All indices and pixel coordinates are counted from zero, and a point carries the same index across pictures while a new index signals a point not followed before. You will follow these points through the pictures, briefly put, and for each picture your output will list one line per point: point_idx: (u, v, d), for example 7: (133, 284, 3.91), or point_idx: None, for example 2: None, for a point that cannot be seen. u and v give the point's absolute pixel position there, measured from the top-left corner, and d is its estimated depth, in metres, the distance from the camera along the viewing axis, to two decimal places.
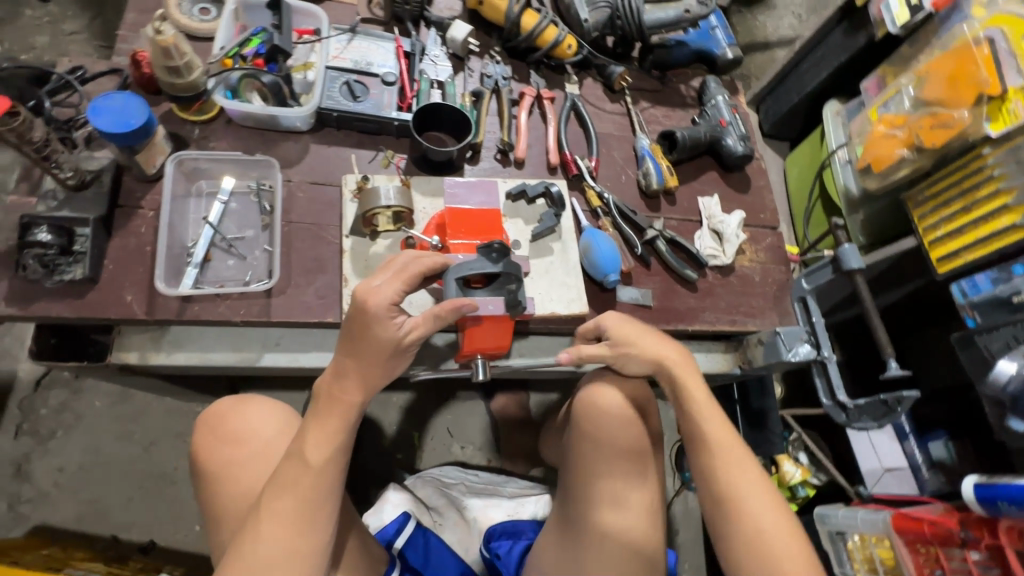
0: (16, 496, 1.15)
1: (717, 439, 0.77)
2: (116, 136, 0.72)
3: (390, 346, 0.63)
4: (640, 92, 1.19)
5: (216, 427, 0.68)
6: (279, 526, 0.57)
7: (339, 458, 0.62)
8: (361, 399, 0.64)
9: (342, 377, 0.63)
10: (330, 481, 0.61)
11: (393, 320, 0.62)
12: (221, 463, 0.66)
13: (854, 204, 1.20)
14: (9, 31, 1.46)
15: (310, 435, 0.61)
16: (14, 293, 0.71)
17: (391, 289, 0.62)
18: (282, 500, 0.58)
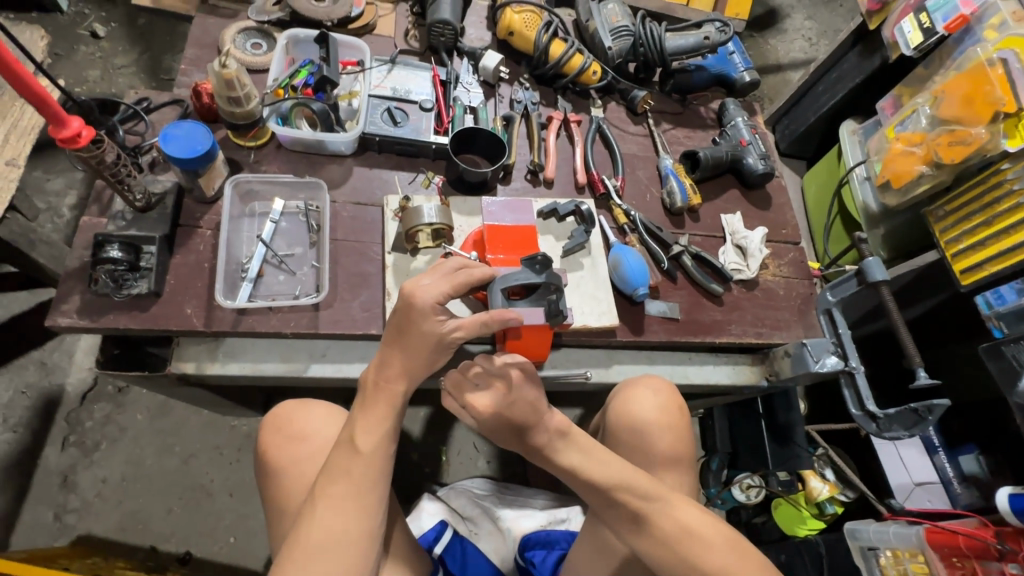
0: (62, 506, 1.19)
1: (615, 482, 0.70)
2: (183, 161, 0.78)
3: (434, 340, 0.67)
4: (662, 114, 1.24)
5: (279, 427, 0.74)
6: (332, 509, 0.60)
7: (386, 445, 0.65)
8: (405, 387, 0.67)
9: (385, 368, 0.66)
10: (379, 468, 0.63)
11: (438, 317, 0.66)
12: (284, 458, 0.71)
13: (875, 219, 1.24)
14: (65, 66, 1.56)
15: (358, 424, 0.65)
16: (86, 307, 0.77)
17: (438, 288, 0.66)
18: (335, 485, 0.62)
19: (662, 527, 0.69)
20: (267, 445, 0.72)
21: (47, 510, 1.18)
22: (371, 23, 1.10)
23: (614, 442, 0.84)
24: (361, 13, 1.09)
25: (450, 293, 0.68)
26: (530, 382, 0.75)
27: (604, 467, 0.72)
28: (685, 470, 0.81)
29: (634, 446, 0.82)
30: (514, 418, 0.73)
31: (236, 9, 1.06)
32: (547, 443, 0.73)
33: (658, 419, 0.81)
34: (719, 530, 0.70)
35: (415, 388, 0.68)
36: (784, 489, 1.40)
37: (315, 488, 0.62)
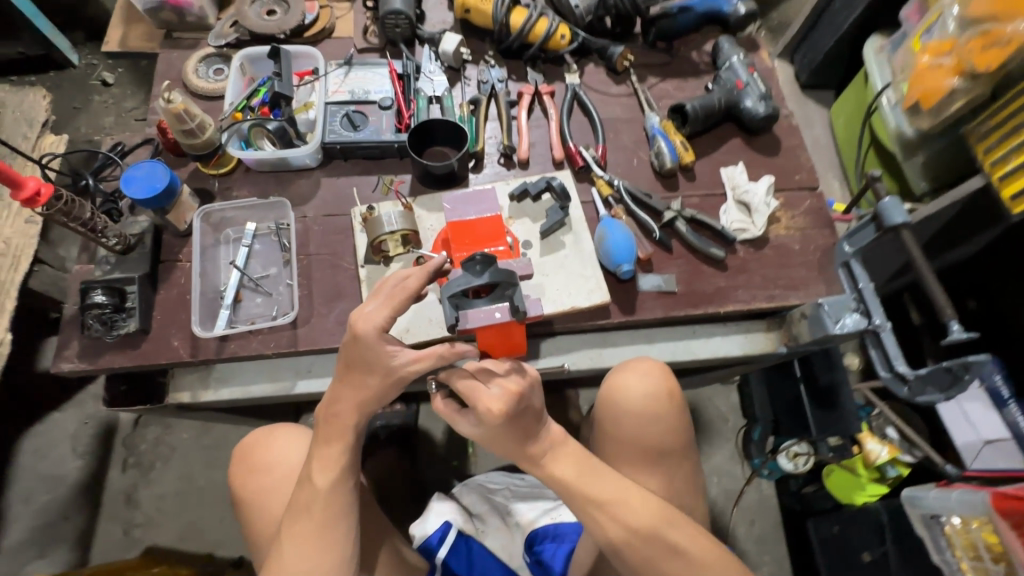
0: (129, 521, 1.31)
1: (610, 493, 0.69)
2: (147, 202, 0.80)
3: (381, 373, 0.64)
4: (647, 68, 1.13)
5: (250, 456, 0.76)
6: (299, 545, 0.64)
7: (344, 478, 0.67)
8: (356, 421, 0.67)
9: (335, 404, 0.67)
10: (339, 501, 0.66)
11: (387, 348, 0.63)
12: (254, 491, 0.74)
13: (911, 145, 1.08)
14: (84, 117, 1.66)
15: (316, 462, 0.67)
16: (85, 350, 0.82)
17: (380, 315, 0.63)
18: (300, 522, 0.65)
19: (635, 542, 0.67)
20: (237, 480, 0.75)
21: (118, 526, 1.31)
22: (328, 27, 1.08)
23: (601, 432, 0.80)
24: (315, 18, 1.06)
25: (393, 317, 0.64)
26: (539, 387, 0.68)
27: (597, 480, 0.69)
28: (676, 461, 0.77)
29: (620, 438, 0.78)
30: (517, 426, 0.67)
31: (197, 37, 1.07)
32: (542, 453, 0.70)
33: (648, 409, 0.76)
34: (705, 546, 0.68)
35: (367, 420, 0.68)
36: (836, 455, 1.27)
37: (282, 527, 0.66)
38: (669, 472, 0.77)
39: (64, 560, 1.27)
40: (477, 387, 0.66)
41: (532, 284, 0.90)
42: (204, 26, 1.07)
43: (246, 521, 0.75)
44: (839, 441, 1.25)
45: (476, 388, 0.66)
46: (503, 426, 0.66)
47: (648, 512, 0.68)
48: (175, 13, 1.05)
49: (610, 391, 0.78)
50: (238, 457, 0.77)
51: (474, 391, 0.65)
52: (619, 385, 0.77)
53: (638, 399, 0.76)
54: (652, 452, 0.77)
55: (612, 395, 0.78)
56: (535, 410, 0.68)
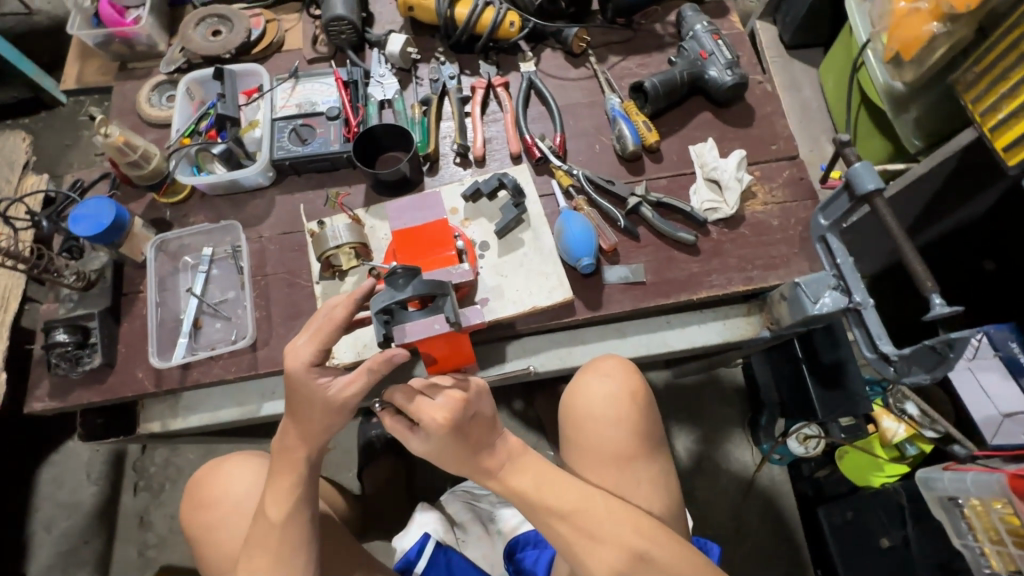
0: (144, 543, 1.35)
1: (571, 502, 0.65)
2: (95, 238, 0.81)
3: (321, 405, 0.64)
4: (607, 47, 1.07)
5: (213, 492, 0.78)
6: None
7: (300, 509, 0.67)
8: (307, 451, 0.67)
9: (286, 435, 0.67)
10: (296, 534, 0.66)
11: (317, 380, 0.63)
12: (204, 525, 0.78)
13: (902, 101, 0.98)
14: (74, 152, 1.70)
15: (270, 495, 0.67)
16: (55, 389, 0.83)
17: (307, 349, 0.64)
18: (258, 557, 0.65)
19: (598, 553, 0.63)
20: (187, 514, 0.79)
21: (133, 548, 1.35)
22: (276, 41, 1.06)
23: (567, 439, 0.78)
24: (262, 33, 1.05)
25: (321, 351, 0.65)
26: (488, 395, 0.66)
27: (555, 489, 0.66)
28: (646, 465, 0.74)
29: (585, 443, 0.76)
30: (467, 438, 0.64)
31: (150, 66, 1.07)
32: (499, 465, 0.67)
33: (612, 410, 0.75)
34: (678, 551, 0.64)
35: (320, 449, 0.68)
36: (849, 436, 1.19)
37: (241, 563, 0.66)
38: (638, 479, 0.73)
39: None
40: (420, 402, 0.63)
41: (490, 287, 0.86)
42: (156, 54, 1.07)
43: (199, 553, 0.78)
44: (850, 421, 1.17)
45: (420, 402, 0.63)
46: (451, 439, 0.63)
47: (613, 520, 0.64)
48: (126, 44, 1.05)
49: (576, 392, 0.78)
50: (188, 493, 0.81)
51: (420, 401, 0.63)
52: (585, 383, 0.77)
53: (602, 398, 0.75)
54: (620, 458, 0.74)
55: (577, 397, 0.77)
56: (483, 418, 0.65)
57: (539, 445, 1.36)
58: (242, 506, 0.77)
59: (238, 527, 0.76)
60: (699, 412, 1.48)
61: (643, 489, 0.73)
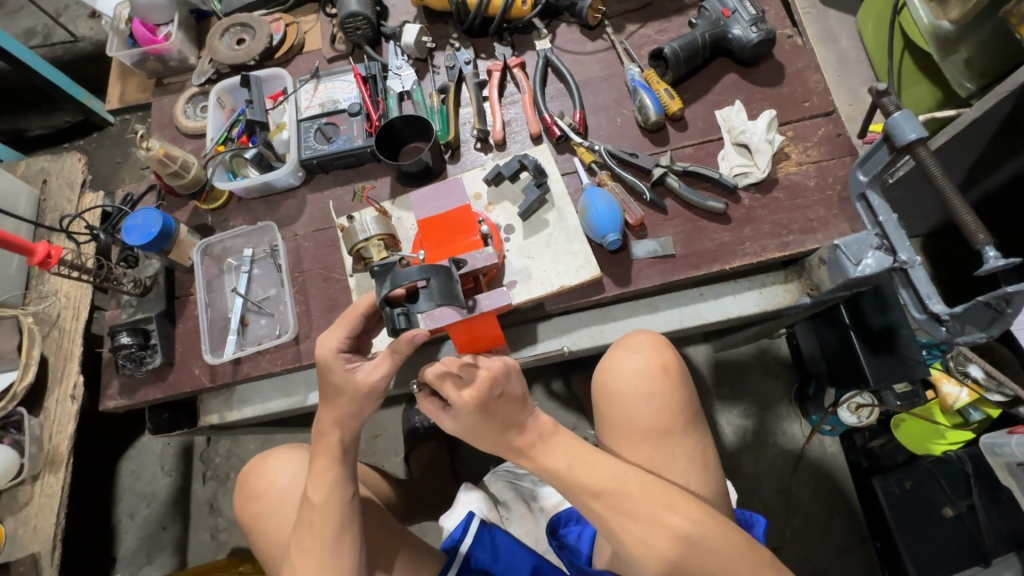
0: (215, 527, 1.46)
1: (607, 480, 0.65)
2: (147, 246, 0.87)
3: (352, 391, 0.67)
4: (624, 15, 1.04)
5: (255, 486, 0.81)
6: (307, 561, 0.66)
7: (339, 490, 0.68)
8: (341, 434, 0.69)
9: (321, 420, 0.70)
10: (338, 513, 0.67)
11: (342, 364, 0.68)
12: (250, 515, 0.80)
13: (949, 42, 0.93)
14: (127, 168, 1.81)
15: (311, 478, 0.69)
16: (124, 387, 0.90)
17: (334, 336, 0.70)
18: (306, 538, 0.67)
19: (636, 530, 0.63)
20: (238, 506, 0.82)
21: (206, 532, 1.46)
22: (296, 44, 1.09)
23: (601, 417, 0.79)
24: (282, 38, 1.08)
25: (349, 337, 0.71)
26: (516, 374, 0.66)
27: (590, 468, 0.66)
28: (682, 440, 0.74)
29: (619, 420, 0.76)
30: (498, 416, 0.65)
31: (183, 80, 1.12)
32: (530, 444, 0.67)
33: (645, 385, 0.75)
34: (714, 525, 0.64)
35: (354, 433, 0.70)
36: (905, 404, 1.13)
37: (291, 545, 0.68)
38: (675, 454, 0.73)
39: (168, 563, 1.45)
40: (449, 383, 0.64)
41: (517, 269, 0.87)
42: (188, 68, 1.12)
43: (253, 544, 0.81)
44: (907, 387, 1.13)
45: (448, 385, 0.65)
46: (483, 415, 0.65)
47: (648, 498, 0.65)
48: (160, 61, 1.11)
49: (607, 370, 0.78)
50: (238, 487, 0.83)
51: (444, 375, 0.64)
52: (617, 361, 0.77)
53: (633, 375, 0.76)
54: (654, 434, 0.74)
55: (608, 376, 0.77)
56: (507, 396, 0.66)
57: (579, 425, 1.36)
58: (288, 497, 0.78)
59: (285, 517, 0.78)
60: (742, 385, 1.45)
61: (680, 464, 0.73)
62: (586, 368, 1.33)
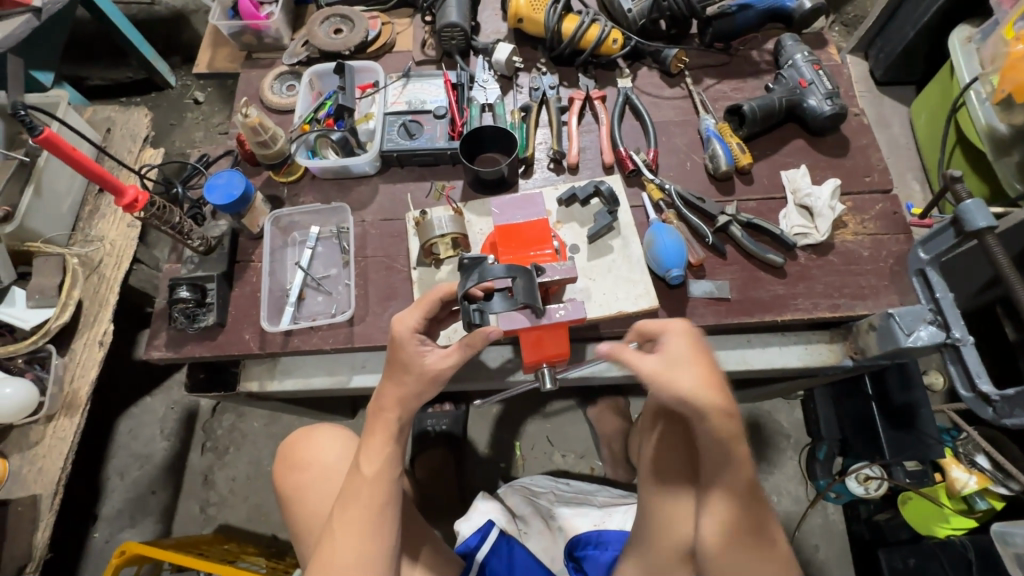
0: (205, 500, 1.43)
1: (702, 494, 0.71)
2: (225, 207, 0.89)
3: (417, 372, 0.69)
4: (703, 69, 1.10)
5: (297, 458, 0.83)
6: (347, 533, 0.66)
7: (390, 469, 0.69)
8: (400, 414, 0.69)
9: (381, 399, 0.70)
10: (386, 492, 0.68)
11: (419, 346, 0.69)
12: (293, 486, 0.82)
13: (1004, 144, 0.99)
14: (178, 132, 1.84)
15: (364, 452, 0.69)
16: (171, 340, 0.91)
17: (411, 317, 0.71)
18: (348, 510, 0.67)
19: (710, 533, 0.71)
20: (279, 475, 0.84)
21: (195, 503, 1.43)
22: (389, 42, 1.14)
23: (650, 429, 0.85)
24: (377, 34, 1.13)
25: (424, 320, 0.72)
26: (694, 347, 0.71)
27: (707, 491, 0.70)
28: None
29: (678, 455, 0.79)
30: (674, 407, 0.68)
31: (273, 57, 1.16)
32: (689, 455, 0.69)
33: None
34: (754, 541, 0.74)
35: (410, 414, 0.70)
36: (914, 481, 1.16)
37: (333, 518, 0.68)
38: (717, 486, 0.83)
39: (151, 530, 1.41)
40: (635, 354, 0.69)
41: (577, 288, 0.89)
42: (280, 47, 1.16)
43: (287, 514, 0.82)
44: (917, 465, 1.16)
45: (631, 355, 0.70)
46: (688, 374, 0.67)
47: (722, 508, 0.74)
48: (255, 36, 1.15)
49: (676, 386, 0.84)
50: (279, 456, 0.85)
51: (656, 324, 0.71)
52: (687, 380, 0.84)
53: None
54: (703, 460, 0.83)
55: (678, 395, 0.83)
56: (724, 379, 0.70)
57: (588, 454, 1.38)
58: (335, 472, 0.80)
59: (328, 490, 0.80)
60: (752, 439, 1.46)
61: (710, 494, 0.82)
62: (607, 399, 1.35)
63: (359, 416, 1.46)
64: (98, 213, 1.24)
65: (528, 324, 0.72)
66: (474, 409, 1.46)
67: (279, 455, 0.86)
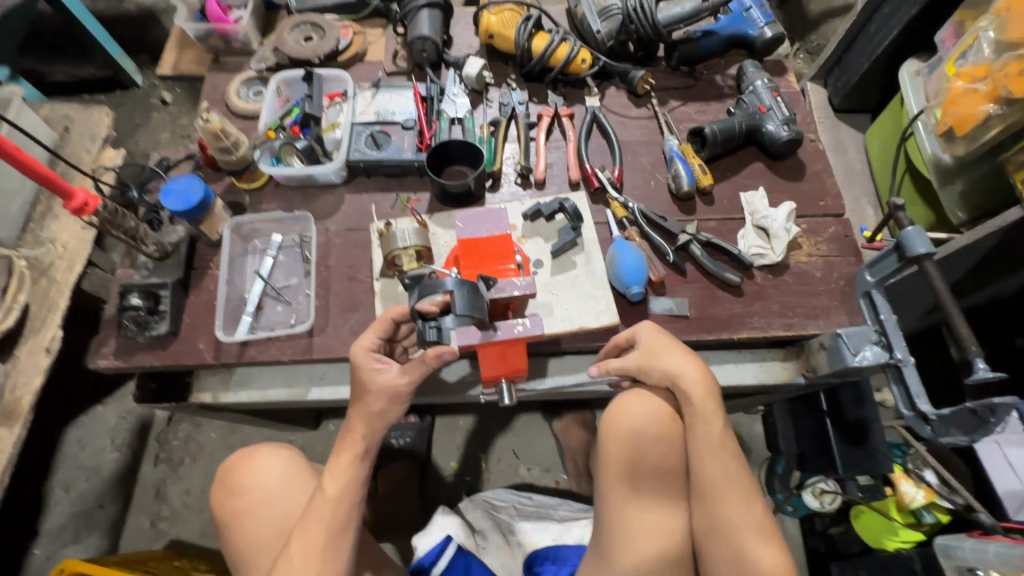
0: (157, 514, 1.38)
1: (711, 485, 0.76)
2: (183, 213, 0.87)
3: (378, 392, 0.69)
4: (668, 91, 1.13)
5: (235, 480, 0.78)
6: (307, 555, 0.66)
7: (352, 490, 0.69)
8: (366, 438, 0.70)
9: (350, 421, 0.71)
10: (347, 513, 0.68)
11: (373, 363, 0.70)
12: (232, 510, 0.76)
13: (947, 173, 1.04)
14: (143, 133, 1.79)
15: (329, 472, 0.70)
16: (120, 348, 0.88)
17: (368, 338, 0.72)
18: (309, 532, 0.67)
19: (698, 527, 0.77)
20: (215, 502, 0.78)
21: (146, 518, 1.38)
22: (360, 52, 1.14)
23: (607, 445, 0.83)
24: (349, 44, 1.13)
25: (382, 340, 0.73)
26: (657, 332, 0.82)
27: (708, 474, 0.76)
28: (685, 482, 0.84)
29: (647, 468, 0.80)
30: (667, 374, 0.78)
31: (241, 61, 1.15)
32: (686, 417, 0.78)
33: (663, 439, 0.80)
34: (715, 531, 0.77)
35: (377, 436, 0.71)
36: (866, 495, 1.21)
37: (291, 538, 0.67)
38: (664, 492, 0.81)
39: (96, 546, 1.35)
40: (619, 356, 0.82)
41: (540, 302, 0.90)
42: (248, 51, 1.15)
43: (226, 544, 0.77)
44: (868, 480, 1.20)
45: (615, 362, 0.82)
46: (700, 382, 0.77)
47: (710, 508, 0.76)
48: (223, 40, 1.13)
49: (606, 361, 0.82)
50: (216, 481, 0.79)
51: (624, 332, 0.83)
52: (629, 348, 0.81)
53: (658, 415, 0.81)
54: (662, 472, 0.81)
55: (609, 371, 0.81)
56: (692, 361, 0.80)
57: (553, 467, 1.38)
58: (278, 496, 0.76)
59: (269, 515, 0.75)
60: None
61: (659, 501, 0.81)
62: (572, 412, 1.36)
63: (322, 427, 1.43)
64: (51, 213, 1.20)
65: (478, 339, 0.70)
66: (441, 421, 1.45)
67: (216, 476, 0.80)
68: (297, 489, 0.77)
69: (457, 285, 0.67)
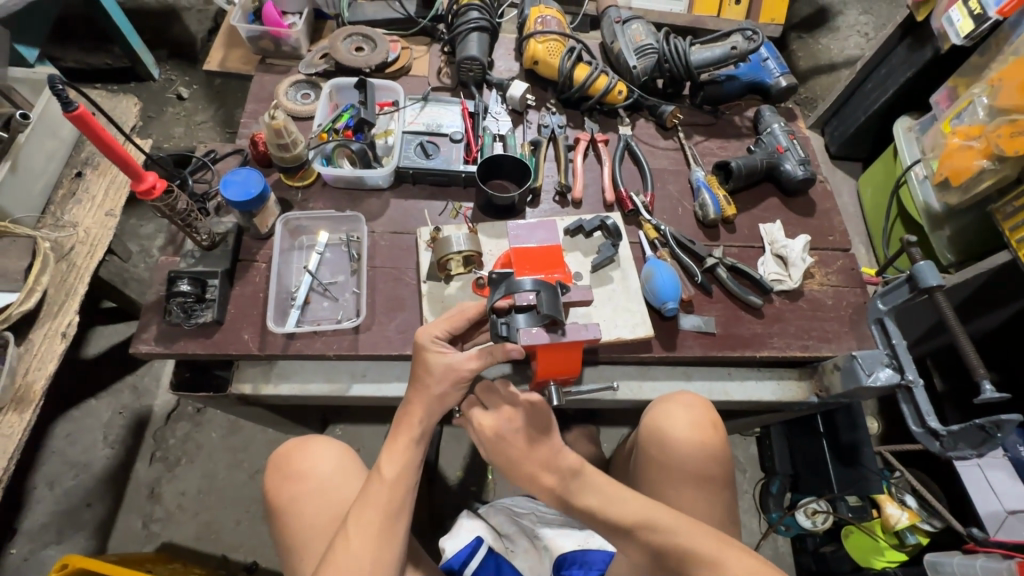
0: (149, 515, 1.33)
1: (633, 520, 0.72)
2: (238, 204, 0.88)
3: (443, 376, 0.72)
4: (693, 127, 1.22)
5: (287, 468, 0.79)
6: (366, 536, 0.67)
7: (409, 474, 0.71)
8: (423, 426, 0.72)
9: (409, 404, 0.73)
10: (401, 498, 0.70)
11: (438, 347, 0.73)
12: (286, 498, 0.78)
13: (938, 220, 1.17)
14: (156, 126, 1.78)
15: (385, 455, 0.71)
16: (162, 334, 0.87)
17: (437, 328, 0.74)
18: (366, 514, 0.68)
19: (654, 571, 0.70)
20: (270, 488, 0.79)
21: (138, 519, 1.32)
22: (407, 65, 1.19)
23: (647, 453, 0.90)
24: (397, 57, 1.18)
25: (450, 332, 0.75)
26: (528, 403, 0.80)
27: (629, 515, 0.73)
28: (716, 490, 0.86)
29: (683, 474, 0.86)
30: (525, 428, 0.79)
31: (288, 65, 1.18)
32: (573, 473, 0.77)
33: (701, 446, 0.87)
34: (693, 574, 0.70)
35: (433, 421, 0.73)
36: (856, 516, 1.26)
37: (349, 519, 0.68)
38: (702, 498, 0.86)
39: (82, 547, 1.28)
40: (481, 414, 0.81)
41: (581, 313, 0.95)
42: (297, 56, 1.18)
43: (278, 529, 0.78)
44: (857, 500, 1.27)
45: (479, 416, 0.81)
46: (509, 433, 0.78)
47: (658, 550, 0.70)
48: (273, 42, 1.17)
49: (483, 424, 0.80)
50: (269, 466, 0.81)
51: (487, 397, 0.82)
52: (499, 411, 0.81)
53: (693, 427, 0.87)
54: (701, 478, 0.86)
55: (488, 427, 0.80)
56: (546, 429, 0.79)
57: None
58: (331, 483, 0.78)
59: (321, 501, 0.77)
60: None
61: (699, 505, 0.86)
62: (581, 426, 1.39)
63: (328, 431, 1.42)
64: (73, 197, 1.18)
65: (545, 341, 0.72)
66: (449, 430, 1.46)
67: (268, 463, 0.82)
68: (348, 477, 0.79)
69: (535, 288, 0.73)
